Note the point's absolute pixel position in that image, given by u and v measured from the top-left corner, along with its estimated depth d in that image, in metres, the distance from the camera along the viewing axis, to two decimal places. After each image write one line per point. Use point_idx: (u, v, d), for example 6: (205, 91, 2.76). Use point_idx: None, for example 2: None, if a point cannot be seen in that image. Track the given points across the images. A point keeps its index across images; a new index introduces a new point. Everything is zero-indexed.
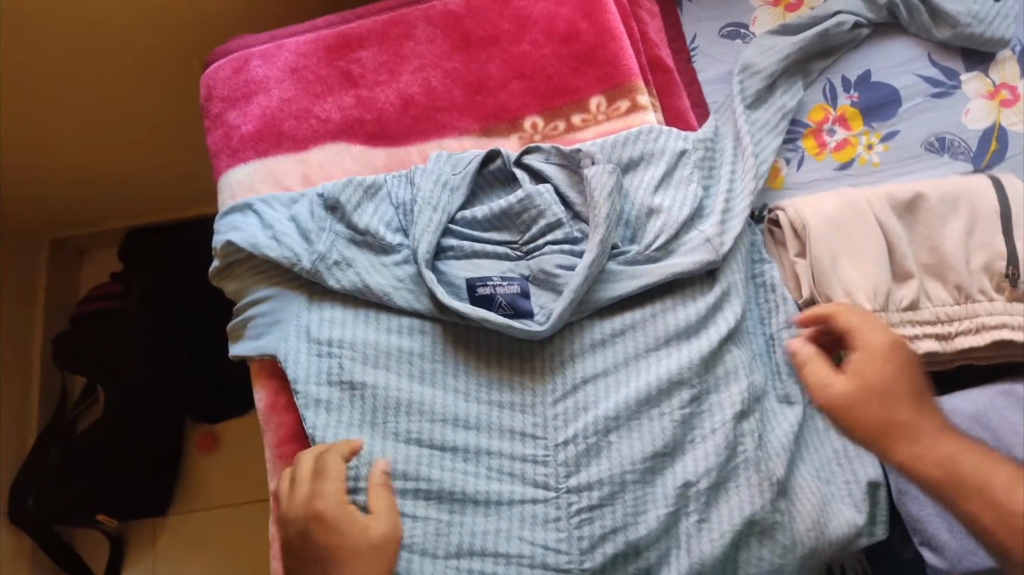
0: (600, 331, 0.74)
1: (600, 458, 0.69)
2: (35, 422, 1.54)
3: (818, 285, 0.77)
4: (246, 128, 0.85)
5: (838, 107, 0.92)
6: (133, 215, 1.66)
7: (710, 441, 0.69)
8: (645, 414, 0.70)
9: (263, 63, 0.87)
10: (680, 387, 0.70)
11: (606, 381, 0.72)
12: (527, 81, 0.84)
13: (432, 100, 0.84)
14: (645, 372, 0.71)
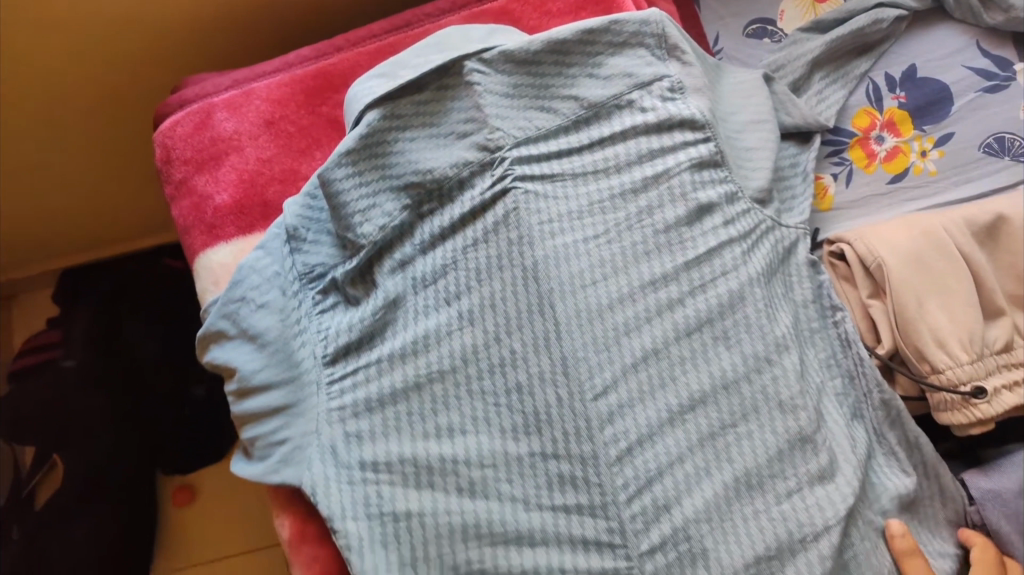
0: (665, 412, 0.65)
1: (702, 566, 0.62)
2: None
3: (903, 334, 0.69)
4: (221, 198, 0.71)
5: (884, 111, 0.83)
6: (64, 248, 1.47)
7: (823, 542, 0.62)
8: (751, 509, 0.63)
9: (230, 115, 0.72)
10: (780, 478, 0.64)
11: (689, 469, 0.64)
12: (507, 122, 0.69)
13: (412, 153, 0.68)
14: (739, 461, 0.64)
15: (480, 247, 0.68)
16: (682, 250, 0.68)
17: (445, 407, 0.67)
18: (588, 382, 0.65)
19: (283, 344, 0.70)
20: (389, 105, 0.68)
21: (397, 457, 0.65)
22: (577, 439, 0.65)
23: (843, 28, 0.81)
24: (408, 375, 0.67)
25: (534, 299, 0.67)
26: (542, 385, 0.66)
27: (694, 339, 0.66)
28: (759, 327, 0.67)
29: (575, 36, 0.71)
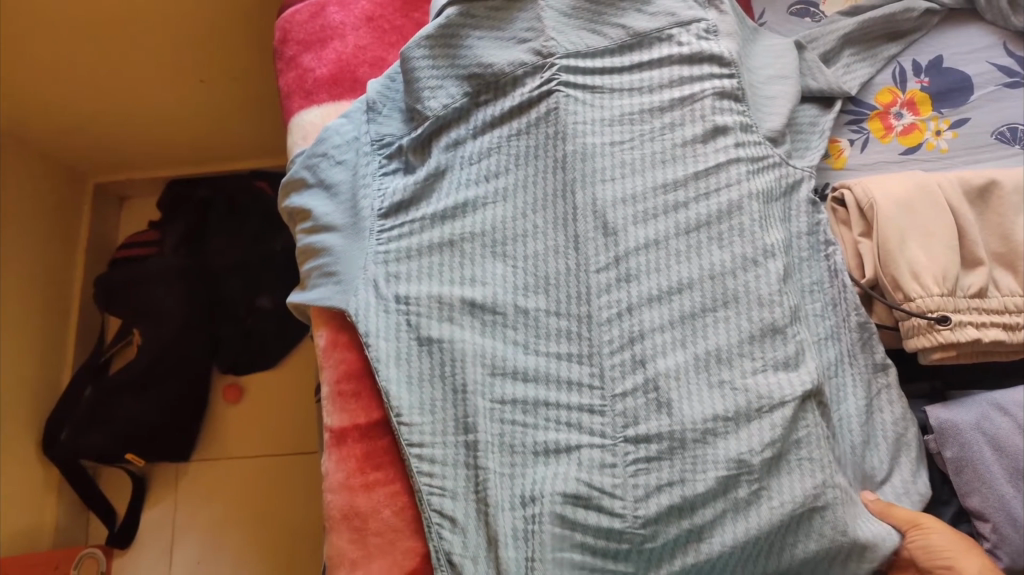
0: (655, 290, 0.72)
1: (665, 413, 0.68)
2: (71, 365, 1.57)
3: (883, 265, 0.77)
4: (320, 71, 0.86)
5: (907, 92, 0.92)
6: (160, 164, 1.65)
7: (775, 413, 0.67)
8: (706, 382, 0.69)
9: (339, 9, 0.87)
10: (749, 355, 0.69)
11: (666, 338, 0.70)
12: (563, 33, 0.80)
13: (477, 46, 0.80)
14: (715, 336, 0.70)
15: (522, 136, 0.78)
16: (694, 161, 0.75)
17: (472, 264, 0.76)
18: (594, 257, 0.74)
19: (350, 194, 0.81)
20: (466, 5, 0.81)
21: (424, 296, 0.75)
22: (579, 300, 0.73)
23: (876, 12, 0.91)
24: (444, 233, 0.77)
25: (560, 184, 0.76)
26: (559, 254, 0.75)
27: (689, 239, 0.73)
28: (751, 232, 0.72)
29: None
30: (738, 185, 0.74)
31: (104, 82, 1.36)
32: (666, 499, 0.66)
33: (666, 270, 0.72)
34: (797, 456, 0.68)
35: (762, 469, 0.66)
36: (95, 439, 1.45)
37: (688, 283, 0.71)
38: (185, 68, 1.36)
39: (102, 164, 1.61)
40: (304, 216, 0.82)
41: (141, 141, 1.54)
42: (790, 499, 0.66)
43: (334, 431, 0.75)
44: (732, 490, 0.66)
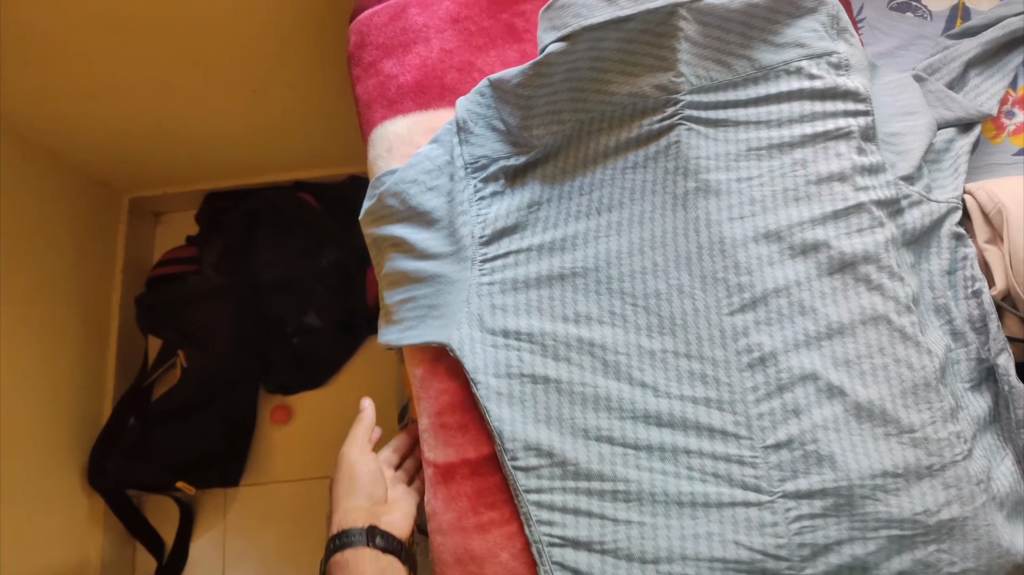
0: (803, 336, 0.69)
1: (828, 467, 0.64)
2: (111, 392, 1.51)
3: (1017, 274, 0.72)
4: (404, 78, 0.81)
5: (1017, 89, 0.87)
6: (200, 178, 1.60)
7: (924, 448, 0.64)
8: (872, 434, 0.65)
9: (421, 11, 0.83)
10: (917, 397, 0.66)
11: (803, 361, 0.68)
12: (691, 67, 0.75)
13: (600, 79, 0.75)
14: (873, 387, 0.67)
15: (638, 170, 0.76)
16: (831, 201, 0.72)
17: (582, 298, 0.73)
18: (726, 299, 0.71)
19: (448, 222, 0.77)
20: (597, 33, 0.72)
21: (537, 330, 0.71)
22: (698, 332, 0.71)
23: (998, 30, 0.86)
24: (553, 267, 0.74)
25: (682, 221, 0.74)
26: (690, 291, 0.72)
27: (831, 281, 0.71)
28: (901, 277, 0.70)
29: (766, 1, 0.74)
30: (872, 217, 0.71)
31: (150, 98, 1.32)
32: (808, 537, 0.64)
33: (813, 307, 0.70)
34: (942, 487, 0.64)
35: (924, 515, 0.63)
36: (145, 468, 1.41)
37: (833, 317, 0.69)
38: (230, 80, 1.31)
39: (138, 180, 1.56)
40: (394, 237, 0.78)
41: (188, 154, 1.50)
42: (949, 537, 0.63)
43: (440, 466, 0.71)
44: (886, 528, 0.63)
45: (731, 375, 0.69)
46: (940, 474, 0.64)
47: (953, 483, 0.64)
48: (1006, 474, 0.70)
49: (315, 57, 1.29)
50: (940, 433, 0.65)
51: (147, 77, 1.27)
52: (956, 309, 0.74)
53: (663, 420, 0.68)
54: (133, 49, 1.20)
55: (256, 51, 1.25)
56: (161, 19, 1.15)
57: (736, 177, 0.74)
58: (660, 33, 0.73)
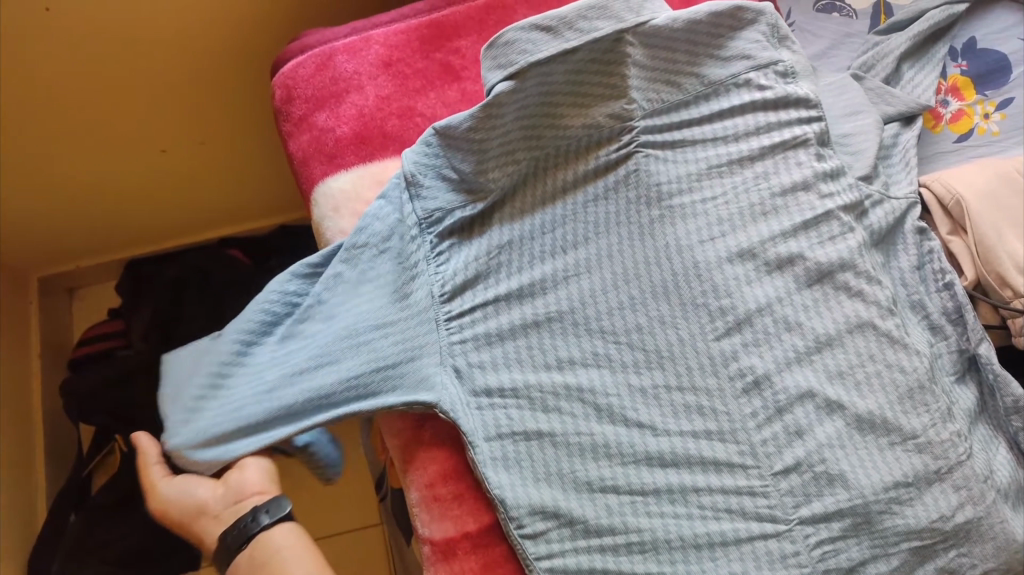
0: (793, 353, 0.67)
1: (840, 486, 0.63)
2: (42, 492, 1.38)
3: (984, 262, 0.73)
4: (341, 131, 0.76)
5: (947, 78, 0.89)
6: (116, 247, 1.48)
7: (930, 453, 0.63)
8: (877, 445, 0.64)
9: (350, 58, 0.78)
10: (914, 403, 0.65)
11: (798, 379, 0.66)
12: (643, 92, 0.72)
13: (552, 113, 0.71)
14: (870, 397, 0.66)
15: (601, 202, 0.72)
16: (799, 211, 0.71)
17: (565, 343, 0.69)
18: (710, 325, 0.69)
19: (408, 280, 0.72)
20: (544, 67, 0.69)
21: (522, 385, 0.67)
22: (689, 361, 0.68)
23: (924, 22, 0.87)
24: (527, 313, 0.70)
25: (654, 249, 0.71)
26: (674, 321, 0.69)
27: (812, 293, 0.69)
28: (878, 281, 0.69)
29: (707, 17, 0.72)
30: (842, 224, 0.71)
31: (52, 168, 1.21)
32: (829, 561, 0.62)
33: (798, 322, 0.68)
34: (953, 490, 0.63)
35: (940, 520, 0.62)
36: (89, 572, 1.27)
37: (820, 331, 0.68)
38: (139, 141, 1.21)
39: (46, 257, 1.43)
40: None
41: (101, 224, 1.39)
42: (968, 539, 0.62)
43: (437, 543, 0.65)
44: (906, 539, 0.62)
45: (728, 403, 0.66)
46: (948, 477, 0.63)
47: (964, 484, 0.63)
48: (1006, 462, 0.69)
49: (229, 108, 1.21)
50: (942, 435, 0.64)
51: (48, 147, 1.17)
52: (930, 304, 0.74)
53: (666, 461, 0.65)
54: (25, 116, 1.09)
55: (164, 107, 1.16)
56: (54, 82, 1.06)
57: (703, 198, 0.72)
58: (607, 60, 0.70)
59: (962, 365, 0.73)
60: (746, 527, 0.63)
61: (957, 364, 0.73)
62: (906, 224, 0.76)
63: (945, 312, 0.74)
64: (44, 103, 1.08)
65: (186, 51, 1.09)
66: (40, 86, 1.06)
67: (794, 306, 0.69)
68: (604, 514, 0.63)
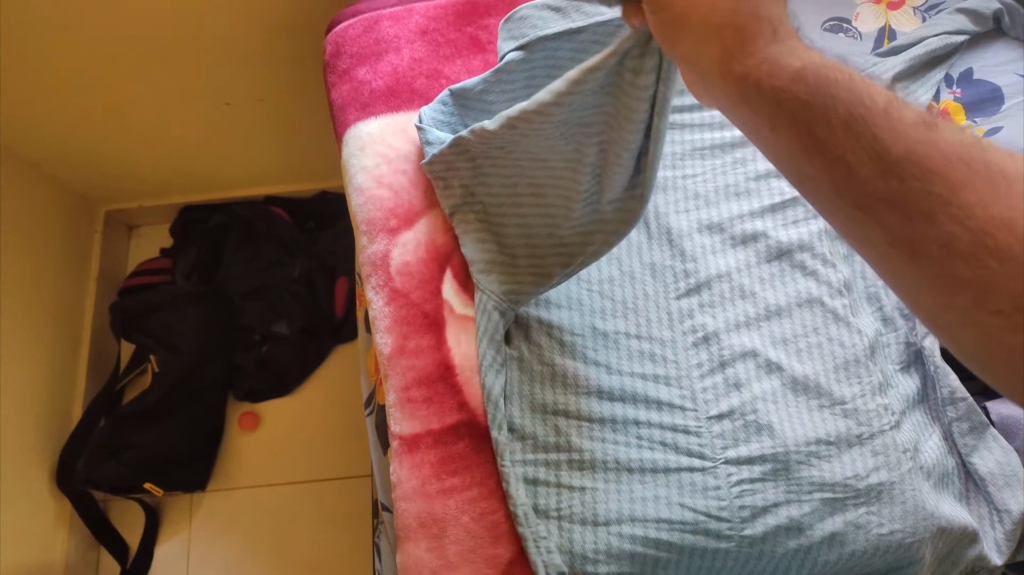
0: (742, 317, 0.75)
1: (767, 435, 0.70)
2: (79, 398, 1.52)
3: None
4: (376, 84, 0.87)
5: (940, 102, 0.95)
6: (176, 191, 1.63)
7: (853, 418, 0.70)
8: (806, 405, 0.71)
9: (393, 24, 0.90)
10: (848, 375, 0.72)
11: (741, 339, 0.74)
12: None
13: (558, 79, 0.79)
14: (808, 363, 0.72)
15: None
16: (769, 196, 0.79)
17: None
18: (673, 284, 0.76)
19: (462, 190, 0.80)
20: (550, 44, 0.75)
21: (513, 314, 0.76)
22: (650, 309, 0.76)
23: (918, 48, 0.94)
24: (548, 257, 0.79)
25: None
26: (642, 277, 0.77)
27: (771, 267, 0.76)
28: (832, 265, 0.76)
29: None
30: (805, 210, 0.78)
31: (132, 107, 1.36)
32: (748, 502, 0.68)
33: (753, 291, 0.76)
34: (866, 451, 0.69)
35: (851, 475, 0.69)
36: (110, 471, 1.41)
37: (771, 302, 0.75)
38: (208, 91, 1.35)
39: (114, 191, 1.59)
40: (363, 228, 0.82)
41: (165, 166, 1.53)
42: (879, 497, 0.69)
43: (404, 439, 0.73)
44: (821, 489, 0.68)
45: (676, 353, 0.74)
46: (866, 441, 0.70)
47: (878, 448, 0.70)
48: (933, 447, 0.75)
49: (291, 69, 1.34)
50: (867, 404, 0.71)
51: (132, 88, 1.31)
52: (886, 299, 0.80)
53: (615, 394, 0.72)
54: (117, 55, 1.24)
55: (234, 61, 1.29)
56: (145, 28, 1.20)
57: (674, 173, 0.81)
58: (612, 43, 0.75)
59: (908, 359, 0.79)
60: (678, 460, 0.69)
61: (903, 357, 0.79)
62: None
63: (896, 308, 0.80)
64: (135, 48, 1.23)
65: (259, 14, 1.22)
66: (132, 32, 1.20)
67: (751, 278, 0.76)
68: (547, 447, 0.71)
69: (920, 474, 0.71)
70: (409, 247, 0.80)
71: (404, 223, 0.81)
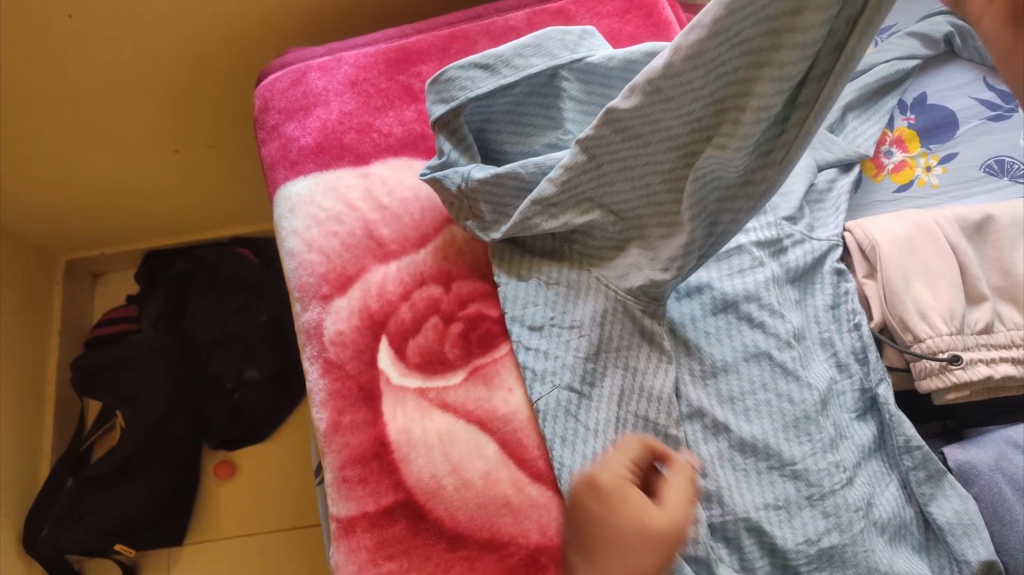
0: (688, 374, 0.71)
1: (716, 503, 0.67)
2: (48, 455, 1.48)
3: (891, 307, 0.75)
4: (305, 140, 0.84)
5: (894, 130, 0.92)
6: (141, 238, 1.61)
7: (803, 481, 0.67)
8: (754, 468, 0.68)
9: (321, 75, 0.86)
10: (798, 433, 0.69)
11: (687, 398, 0.71)
12: (577, 125, 0.77)
13: (490, 140, 0.77)
14: (757, 423, 0.69)
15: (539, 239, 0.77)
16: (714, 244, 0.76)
17: (527, 343, 0.74)
18: (616, 339, 0.72)
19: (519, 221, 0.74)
20: (484, 99, 0.74)
21: (541, 375, 0.72)
22: (631, 356, 0.72)
23: (869, 74, 0.91)
24: (544, 314, 0.74)
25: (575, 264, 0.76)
26: (615, 317, 0.72)
27: (717, 320, 0.73)
28: (781, 315, 0.73)
29: (643, 56, 0.75)
30: (750, 257, 0.75)
31: (80, 160, 1.33)
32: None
33: (698, 347, 0.72)
34: (818, 514, 0.66)
35: (801, 543, 0.65)
36: (79, 534, 1.36)
37: (716, 358, 0.72)
38: (155, 140, 1.32)
39: (75, 241, 1.56)
40: (296, 295, 0.79)
41: (124, 215, 1.50)
42: (832, 563, 0.66)
43: (341, 521, 0.70)
44: (775, 559, 0.66)
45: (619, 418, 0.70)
46: (818, 504, 0.66)
47: (829, 511, 0.66)
48: (891, 500, 0.72)
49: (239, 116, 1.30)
50: (819, 464, 0.68)
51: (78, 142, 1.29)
52: (840, 345, 0.77)
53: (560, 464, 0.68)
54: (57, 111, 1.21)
55: (177, 109, 1.26)
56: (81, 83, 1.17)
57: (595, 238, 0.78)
58: (546, 95, 0.76)
59: (862, 406, 0.76)
60: None
61: (858, 405, 0.76)
62: (820, 264, 0.80)
63: (849, 353, 0.77)
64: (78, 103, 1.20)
65: (196, 64, 1.18)
66: (68, 89, 1.17)
67: (697, 332, 0.73)
68: (482, 528, 0.68)
69: (875, 534, 0.68)
70: (342, 314, 0.77)
71: (336, 289, 0.78)
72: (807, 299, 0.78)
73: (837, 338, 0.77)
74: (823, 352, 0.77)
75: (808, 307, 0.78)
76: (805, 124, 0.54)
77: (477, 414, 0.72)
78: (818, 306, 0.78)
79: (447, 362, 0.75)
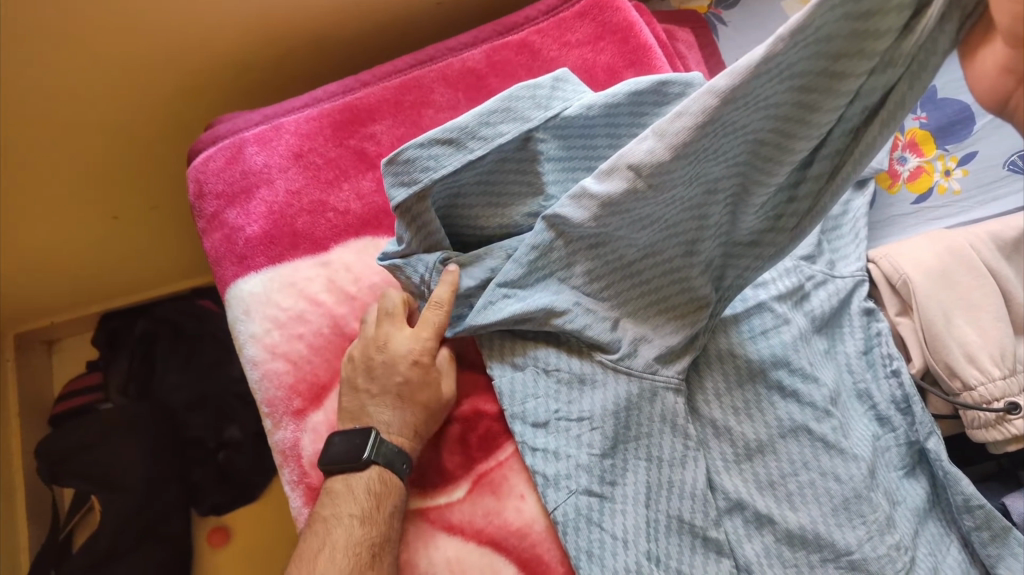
0: (722, 460, 0.63)
1: None
2: None
3: (933, 351, 0.68)
4: (251, 229, 0.73)
5: (905, 132, 0.84)
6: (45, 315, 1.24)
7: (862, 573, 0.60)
8: (806, 562, 0.61)
9: (259, 149, 0.75)
10: (851, 518, 0.61)
11: (726, 487, 0.62)
12: (560, 185, 0.67)
13: (462, 214, 0.67)
14: (803, 510, 0.61)
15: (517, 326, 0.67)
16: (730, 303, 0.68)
17: (533, 444, 0.63)
18: (637, 431, 0.63)
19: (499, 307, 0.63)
20: (452, 179, 0.62)
21: (557, 476, 0.62)
22: (653, 445, 0.63)
23: None
24: (548, 408, 0.64)
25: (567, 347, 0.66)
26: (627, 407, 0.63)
27: (744, 393, 0.65)
28: (816, 379, 0.65)
29: (627, 99, 0.65)
30: (772, 313, 0.67)
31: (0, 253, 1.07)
32: None
33: (728, 427, 0.64)
34: None
35: None
36: None
37: (750, 437, 0.64)
38: (86, 209, 1.07)
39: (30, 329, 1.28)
40: (264, 411, 0.69)
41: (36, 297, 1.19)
42: None
43: None
44: None
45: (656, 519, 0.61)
46: None
47: None
48: (955, 568, 0.65)
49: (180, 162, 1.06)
50: (880, 547, 0.61)
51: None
52: (880, 395, 0.69)
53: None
54: None
55: (106, 167, 1.02)
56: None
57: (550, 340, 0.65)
58: (520, 159, 0.64)
59: (909, 460, 0.68)
60: None
61: (906, 460, 0.68)
62: (848, 304, 0.71)
63: (889, 405, 0.69)
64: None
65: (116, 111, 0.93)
66: None
67: (725, 408, 0.64)
68: None
69: None
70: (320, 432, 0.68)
71: (310, 402, 0.69)
72: (837, 345, 0.70)
73: (872, 378, 0.70)
74: (861, 405, 0.69)
75: (839, 354, 0.70)
76: (816, 199, 0.53)
77: (489, 531, 0.63)
78: (850, 353, 0.70)
79: (447, 474, 0.66)
